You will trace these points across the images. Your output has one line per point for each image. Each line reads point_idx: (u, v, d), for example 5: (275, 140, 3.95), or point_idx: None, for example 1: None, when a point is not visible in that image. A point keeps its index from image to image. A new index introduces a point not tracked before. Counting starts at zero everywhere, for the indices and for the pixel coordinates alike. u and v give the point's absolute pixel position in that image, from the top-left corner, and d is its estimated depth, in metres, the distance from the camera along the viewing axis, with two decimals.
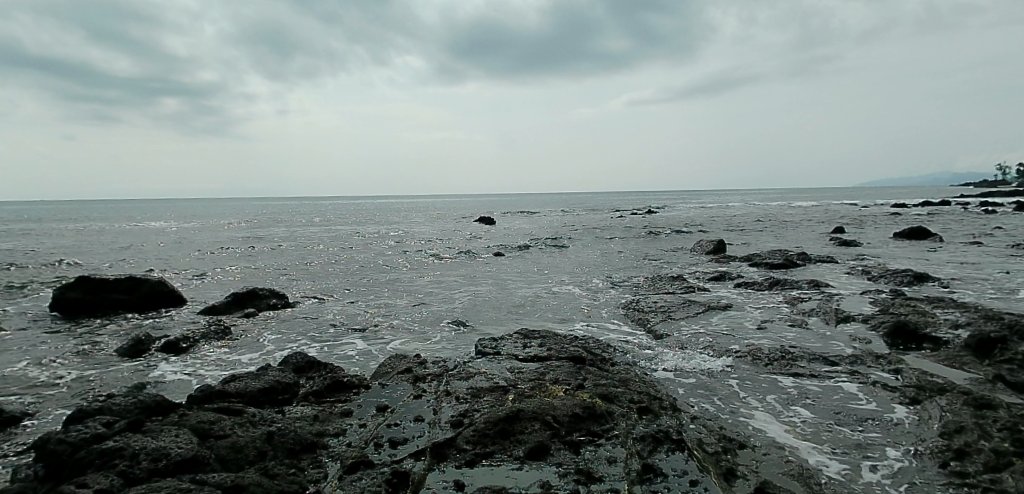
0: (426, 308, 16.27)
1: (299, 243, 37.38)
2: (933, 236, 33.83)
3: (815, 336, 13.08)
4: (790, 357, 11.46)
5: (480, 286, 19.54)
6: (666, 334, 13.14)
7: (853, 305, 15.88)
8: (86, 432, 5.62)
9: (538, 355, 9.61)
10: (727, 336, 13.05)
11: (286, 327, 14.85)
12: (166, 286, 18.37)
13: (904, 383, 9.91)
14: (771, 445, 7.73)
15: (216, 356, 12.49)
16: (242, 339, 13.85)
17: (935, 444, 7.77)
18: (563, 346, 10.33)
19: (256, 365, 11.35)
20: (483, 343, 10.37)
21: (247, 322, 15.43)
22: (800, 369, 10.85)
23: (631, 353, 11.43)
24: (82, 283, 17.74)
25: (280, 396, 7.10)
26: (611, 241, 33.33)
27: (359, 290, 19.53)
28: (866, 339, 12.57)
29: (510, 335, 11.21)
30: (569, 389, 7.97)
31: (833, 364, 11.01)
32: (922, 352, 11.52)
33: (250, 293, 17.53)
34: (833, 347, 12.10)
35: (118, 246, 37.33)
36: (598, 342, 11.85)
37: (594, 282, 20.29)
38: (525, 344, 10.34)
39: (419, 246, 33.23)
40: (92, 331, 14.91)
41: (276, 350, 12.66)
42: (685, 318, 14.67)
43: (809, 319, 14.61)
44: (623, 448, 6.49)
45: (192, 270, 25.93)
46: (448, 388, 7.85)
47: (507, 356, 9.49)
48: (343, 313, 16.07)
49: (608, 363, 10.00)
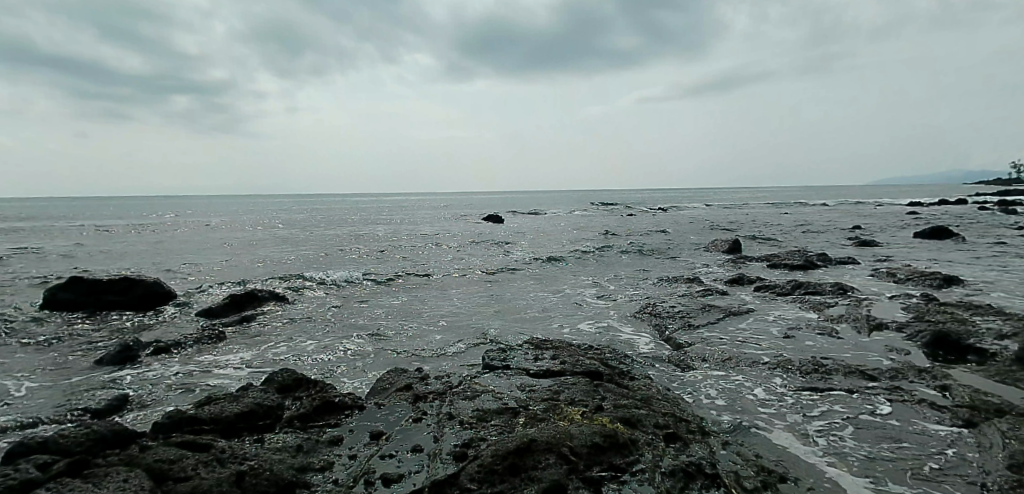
0: (430, 312, 15.47)
1: (304, 241, 36.69)
2: (956, 236, 32.60)
3: (848, 346, 12.13)
4: (824, 370, 10.56)
5: (487, 289, 18.70)
6: (686, 342, 12.25)
7: (884, 311, 14.88)
8: (14, 478, 4.99)
9: (552, 369, 8.76)
10: (752, 345, 12.15)
11: (285, 331, 14.08)
12: (160, 287, 17.86)
13: (955, 403, 8.96)
14: (813, 478, 6.87)
15: (207, 362, 11.73)
16: (236, 344, 13.10)
17: (1003, 479, 6.88)
18: (578, 359, 9.49)
19: (247, 373, 10.61)
20: (491, 356, 9.52)
21: (242, 326, 14.68)
22: (835, 384, 9.95)
23: (651, 366, 10.58)
24: (74, 283, 17.20)
25: (260, 422, 6.34)
26: (623, 241, 32.40)
27: (360, 292, 18.77)
28: (904, 351, 11.61)
29: (520, 345, 10.36)
30: (587, 412, 7.13)
31: (871, 379, 10.09)
32: (968, 366, 10.54)
33: (249, 295, 16.79)
34: (870, 360, 11.15)
35: (119, 244, 36.65)
36: (614, 353, 11.00)
37: (606, 284, 19.41)
38: (537, 356, 9.49)
39: (425, 246, 32.39)
40: (82, 334, 14.23)
41: (270, 355, 11.87)
42: (706, 325, 13.80)
43: (838, 327, 13.66)
44: (652, 488, 5.67)
45: (191, 269, 25.22)
46: (452, 410, 7.04)
47: (516, 372, 8.64)
48: (345, 316, 15.29)
49: (627, 378, 9.15)
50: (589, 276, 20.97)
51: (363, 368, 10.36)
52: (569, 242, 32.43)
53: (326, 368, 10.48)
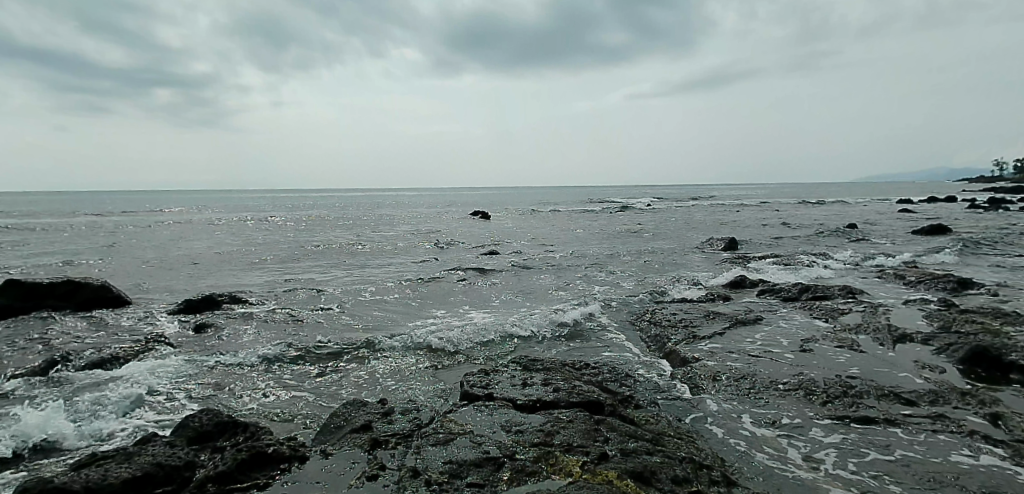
0: (408, 323, 13.98)
1: (277, 242, 34.67)
2: (956, 234, 31.58)
3: (873, 362, 10.86)
4: (853, 391, 9.25)
5: (469, 296, 17.18)
6: (692, 357, 10.91)
7: (904, 320, 13.58)
8: None
9: (543, 399, 7.35)
10: (766, 361, 10.83)
11: (242, 342, 12.58)
12: (109, 291, 16.29)
13: (1013, 437, 7.66)
14: None
15: (144, 377, 10.31)
16: (185, 356, 11.63)
17: None
18: (573, 383, 8.08)
19: (186, 401, 9.18)
20: (471, 382, 8.07)
21: (192, 336, 13.11)
22: (868, 409, 8.65)
23: (655, 388, 9.24)
24: (11, 288, 15.42)
25: (159, 489, 5.33)
26: (614, 241, 31.20)
27: (330, 299, 17.19)
28: (937, 368, 10.32)
29: (506, 366, 8.93)
30: (588, 464, 5.71)
31: (911, 404, 8.78)
32: (1017, 388, 9.24)
33: (206, 298, 15.55)
34: (902, 379, 9.81)
35: (76, 243, 34.24)
36: (614, 371, 9.61)
37: (598, 289, 18.00)
38: (525, 381, 8.06)
39: (406, 247, 30.65)
40: (13, 345, 12.66)
41: (220, 374, 10.44)
42: (711, 335, 12.48)
43: (858, 338, 12.37)
44: None
45: (152, 271, 23.37)
46: (419, 463, 5.62)
47: (501, 403, 7.21)
48: (311, 327, 13.78)
49: (631, 409, 7.80)
50: (581, 280, 19.57)
51: (322, 397, 8.87)
52: (558, 242, 31.22)
53: (279, 396, 8.99)
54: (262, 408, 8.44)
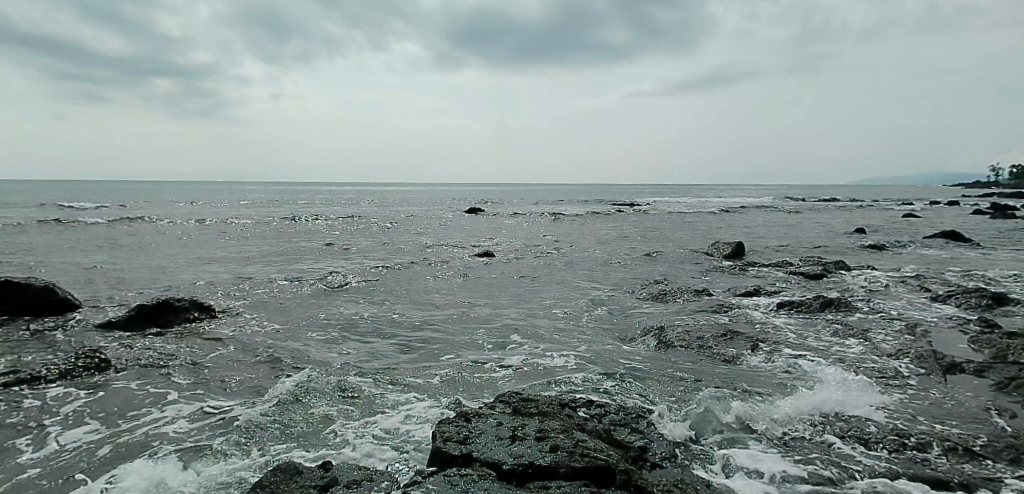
0: (385, 342, 12.31)
1: (263, 241, 32.92)
2: (970, 242, 30.16)
3: (928, 399, 9.21)
4: (913, 442, 7.63)
5: (457, 308, 15.58)
6: (714, 392, 9.26)
7: (948, 345, 11.96)
8: None
9: (535, 464, 5.67)
10: (803, 396, 9.18)
11: (190, 365, 10.94)
12: (55, 294, 14.42)
13: None
14: None
15: (66, 413, 8.80)
16: (121, 383, 10.03)
17: None
18: (572, 435, 6.39)
19: (105, 452, 7.74)
20: (446, 435, 6.35)
21: (137, 355, 11.43)
22: (937, 467, 7.03)
23: (671, 434, 7.60)
24: None
25: None
26: (618, 248, 29.60)
27: (304, 310, 15.53)
28: (1005, 410, 8.70)
29: (492, 409, 7.22)
30: None
31: (990, 462, 7.15)
32: None
33: (161, 304, 13.72)
34: (968, 425, 8.17)
35: (48, 237, 32.33)
36: (623, 413, 7.94)
37: (600, 302, 16.46)
38: (513, 433, 6.35)
39: (397, 250, 29.02)
40: None
41: (155, 413, 8.89)
42: (733, 361, 10.84)
43: (902, 367, 10.73)
44: None
45: (122, 270, 21.66)
46: None
47: (479, 472, 5.54)
48: (274, 347, 12.11)
49: (643, 474, 6.15)
50: (580, 291, 18.02)
51: (267, 461, 7.29)
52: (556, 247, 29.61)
53: (213, 458, 7.42)
54: (187, 479, 6.92)
